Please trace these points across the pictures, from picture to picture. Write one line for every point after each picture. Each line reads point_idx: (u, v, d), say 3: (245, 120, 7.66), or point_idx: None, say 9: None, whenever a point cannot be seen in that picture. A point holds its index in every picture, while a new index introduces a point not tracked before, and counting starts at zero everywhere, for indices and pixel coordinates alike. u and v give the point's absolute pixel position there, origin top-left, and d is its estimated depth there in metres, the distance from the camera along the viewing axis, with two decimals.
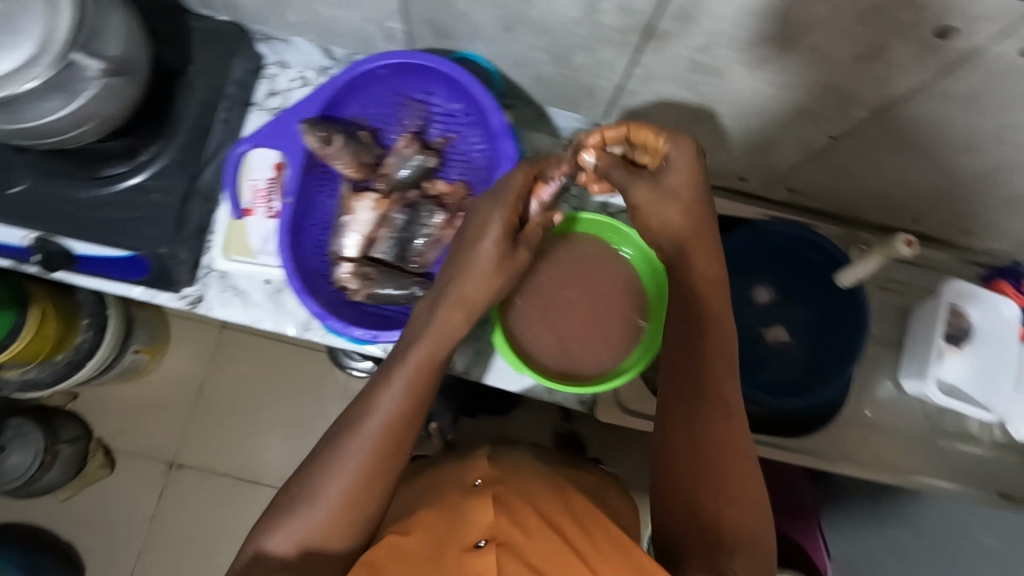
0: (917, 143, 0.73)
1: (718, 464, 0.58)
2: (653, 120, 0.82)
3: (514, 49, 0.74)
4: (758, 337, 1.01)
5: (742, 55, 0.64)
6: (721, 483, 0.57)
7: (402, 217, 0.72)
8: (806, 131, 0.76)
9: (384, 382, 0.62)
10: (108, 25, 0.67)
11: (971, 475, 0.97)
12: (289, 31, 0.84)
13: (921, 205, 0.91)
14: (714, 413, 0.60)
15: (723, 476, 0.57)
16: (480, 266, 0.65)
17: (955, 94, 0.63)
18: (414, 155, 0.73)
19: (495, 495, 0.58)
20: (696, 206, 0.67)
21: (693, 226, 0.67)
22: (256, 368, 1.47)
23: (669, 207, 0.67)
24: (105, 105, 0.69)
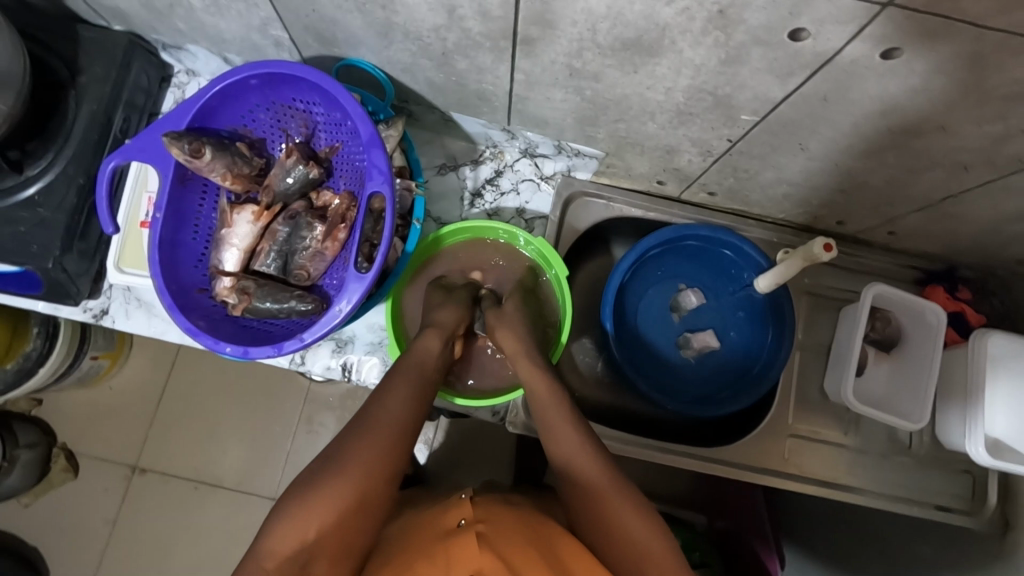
0: (810, 144, 0.71)
1: (625, 522, 0.61)
2: (555, 122, 0.81)
3: (398, 55, 0.73)
4: (683, 342, 1.01)
5: (611, 60, 0.62)
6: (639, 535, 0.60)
7: (284, 230, 0.73)
8: (700, 134, 0.75)
9: (359, 431, 0.65)
10: None
11: (918, 485, 0.94)
12: (184, 39, 0.83)
13: (843, 209, 0.88)
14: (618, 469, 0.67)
15: (641, 538, 0.59)
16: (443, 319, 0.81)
17: (829, 98, 0.61)
18: (295, 165, 0.72)
19: (479, 532, 0.59)
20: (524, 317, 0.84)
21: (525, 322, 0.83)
22: (208, 373, 1.46)
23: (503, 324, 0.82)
24: None
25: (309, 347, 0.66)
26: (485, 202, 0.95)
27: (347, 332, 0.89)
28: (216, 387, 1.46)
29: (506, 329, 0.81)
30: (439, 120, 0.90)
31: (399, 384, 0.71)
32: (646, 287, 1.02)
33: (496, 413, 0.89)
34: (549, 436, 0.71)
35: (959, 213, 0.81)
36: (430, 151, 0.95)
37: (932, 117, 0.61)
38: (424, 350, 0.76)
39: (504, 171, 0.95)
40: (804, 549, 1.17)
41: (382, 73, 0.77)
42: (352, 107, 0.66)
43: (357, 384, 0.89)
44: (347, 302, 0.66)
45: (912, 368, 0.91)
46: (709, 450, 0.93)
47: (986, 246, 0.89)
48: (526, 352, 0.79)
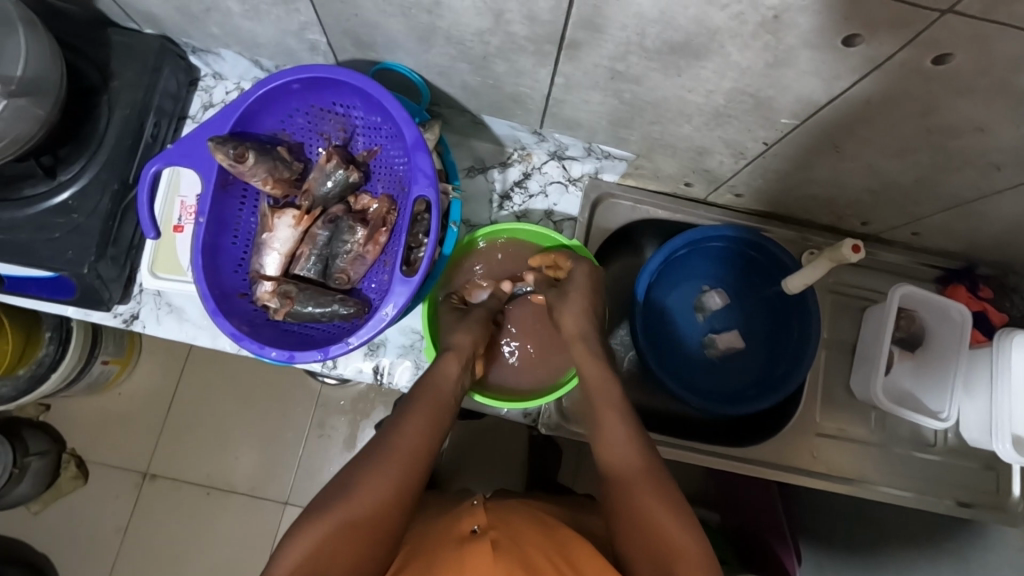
0: (844, 145, 0.72)
1: (652, 512, 0.62)
2: (587, 124, 0.82)
3: (437, 59, 0.73)
4: (710, 341, 1.03)
5: (655, 63, 0.63)
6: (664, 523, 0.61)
7: (324, 233, 0.73)
8: (735, 135, 0.75)
9: (376, 455, 0.66)
10: (7, 48, 0.68)
11: (939, 480, 0.96)
12: (216, 43, 0.83)
13: (870, 208, 0.89)
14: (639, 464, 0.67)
15: (664, 524, 0.61)
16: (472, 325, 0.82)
17: (871, 100, 0.62)
18: (335, 169, 0.72)
19: (494, 540, 0.61)
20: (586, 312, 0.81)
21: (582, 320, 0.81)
22: (223, 378, 1.45)
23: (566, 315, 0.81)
24: (13, 127, 0.68)
25: (354, 351, 0.66)
26: (514, 204, 0.95)
27: (379, 336, 0.89)
28: (230, 391, 1.45)
29: (565, 306, 0.81)
30: (469, 123, 0.90)
31: (418, 413, 0.71)
32: (672, 287, 1.03)
33: (527, 414, 0.89)
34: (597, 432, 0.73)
35: (987, 212, 0.82)
36: (458, 154, 0.95)
37: (970, 119, 0.62)
38: (442, 377, 0.75)
39: (532, 173, 0.95)
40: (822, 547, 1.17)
41: (418, 77, 0.77)
42: (397, 111, 0.66)
43: (390, 387, 0.89)
44: (393, 305, 0.66)
45: (936, 365, 0.93)
46: (738, 451, 0.94)
47: (1010, 244, 0.91)
48: (582, 335, 0.80)
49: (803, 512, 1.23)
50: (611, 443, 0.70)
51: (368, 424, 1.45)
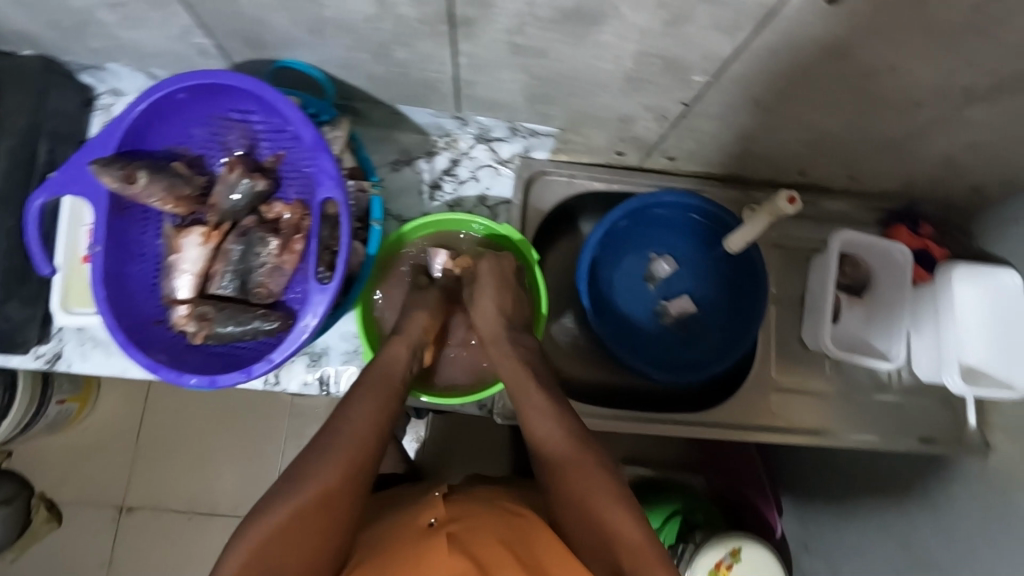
0: (764, 97, 0.70)
1: (603, 509, 0.60)
2: (505, 104, 0.79)
3: (334, 52, 0.69)
4: (661, 310, 1.02)
5: (554, 32, 0.60)
6: (614, 523, 0.59)
7: (236, 248, 0.68)
8: (655, 99, 0.73)
9: (315, 448, 0.63)
10: None
11: (902, 417, 0.97)
12: (101, 57, 0.78)
13: (804, 159, 0.88)
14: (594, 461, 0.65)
15: (609, 517, 0.60)
16: (417, 315, 0.79)
17: (777, 49, 0.60)
18: (239, 179, 0.68)
19: (451, 533, 0.60)
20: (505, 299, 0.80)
21: (505, 314, 0.79)
22: (188, 402, 1.41)
23: (484, 302, 0.80)
24: None
25: (279, 367, 0.63)
26: (445, 193, 0.92)
27: (319, 345, 0.86)
28: (195, 414, 1.41)
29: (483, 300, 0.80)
30: (386, 115, 0.87)
31: (365, 400, 0.68)
32: (620, 256, 1.02)
33: (483, 406, 0.88)
34: (537, 430, 0.69)
35: (917, 150, 0.82)
36: (382, 147, 0.91)
37: (880, 60, 0.60)
38: (392, 362, 0.74)
39: (460, 160, 0.92)
40: (808, 493, 1.18)
41: (318, 72, 0.73)
42: (291, 112, 0.62)
43: (337, 395, 0.87)
44: (314, 315, 0.63)
45: (888, 306, 0.92)
46: (695, 415, 0.94)
47: (945, 178, 0.90)
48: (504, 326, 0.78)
49: (792, 461, 1.24)
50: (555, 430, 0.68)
51: None
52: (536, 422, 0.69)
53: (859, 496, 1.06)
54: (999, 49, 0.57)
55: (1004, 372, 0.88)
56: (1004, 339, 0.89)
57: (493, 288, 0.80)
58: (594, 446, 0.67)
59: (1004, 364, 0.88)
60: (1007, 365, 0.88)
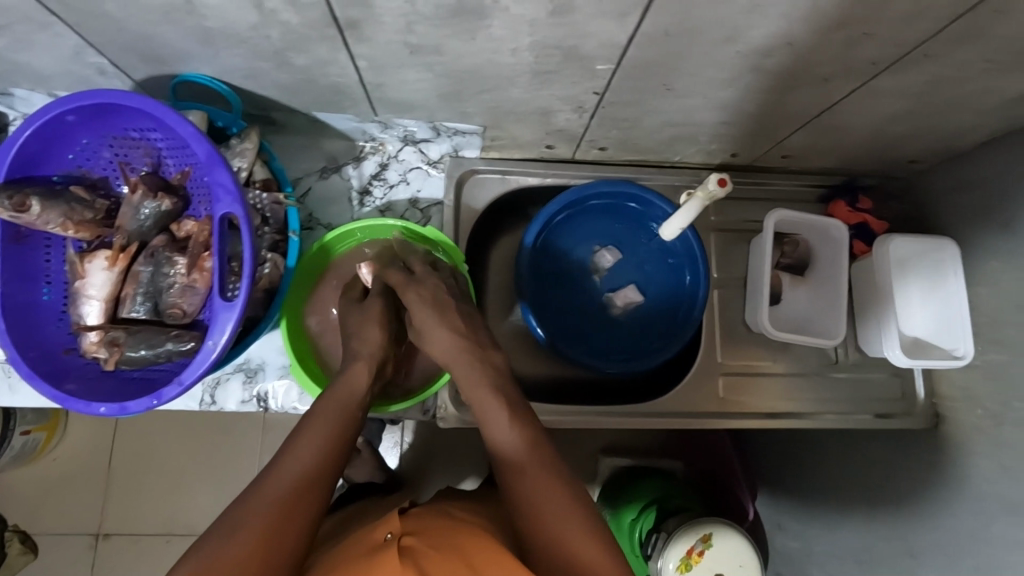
0: (675, 82, 0.69)
1: (566, 537, 0.56)
2: (421, 104, 0.77)
3: (231, 63, 0.67)
4: (608, 302, 1.01)
5: (444, 29, 0.59)
6: (582, 560, 0.54)
7: (146, 270, 0.67)
8: (567, 90, 0.72)
9: (263, 480, 0.57)
10: None
11: (856, 392, 0.97)
12: (5, 84, 0.76)
13: (735, 140, 0.87)
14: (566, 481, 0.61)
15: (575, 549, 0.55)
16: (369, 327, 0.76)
17: (672, 32, 0.58)
18: (142, 200, 0.67)
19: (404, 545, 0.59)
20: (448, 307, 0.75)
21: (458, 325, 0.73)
22: (159, 423, 1.39)
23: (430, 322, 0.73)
24: None
25: (190, 389, 0.62)
26: (375, 199, 0.91)
27: (254, 361, 0.85)
28: (163, 436, 1.39)
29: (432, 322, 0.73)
30: (307, 123, 0.85)
31: (320, 423, 0.63)
32: (563, 250, 1.00)
33: (426, 411, 0.87)
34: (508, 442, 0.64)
35: (843, 125, 0.81)
36: (307, 155, 0.89)
37: (779, 38, 0.59)
38: (351, 383, 0.69)
39: (389, 163, 0.91)
40: (787, 471, 1.18)
41: (222, 85, 0.72)
42: (182, 129, 0.60)
43: (277, 411, 0.85)
44: (220, 334, 0.61)
45: (828, 285, 0.92)
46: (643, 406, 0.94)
47: (877, 149, 0.89)
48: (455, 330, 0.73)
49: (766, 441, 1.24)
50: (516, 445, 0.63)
51: None
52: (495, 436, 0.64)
53: (829, 472, 1.06)
54: (892, 19, 0.56)
55: (945, 343, 0.88)
56: (947, 305, 0.88)
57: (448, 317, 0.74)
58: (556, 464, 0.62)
59: (945, 335, 0.88)
60: (947, 336, 0.88)
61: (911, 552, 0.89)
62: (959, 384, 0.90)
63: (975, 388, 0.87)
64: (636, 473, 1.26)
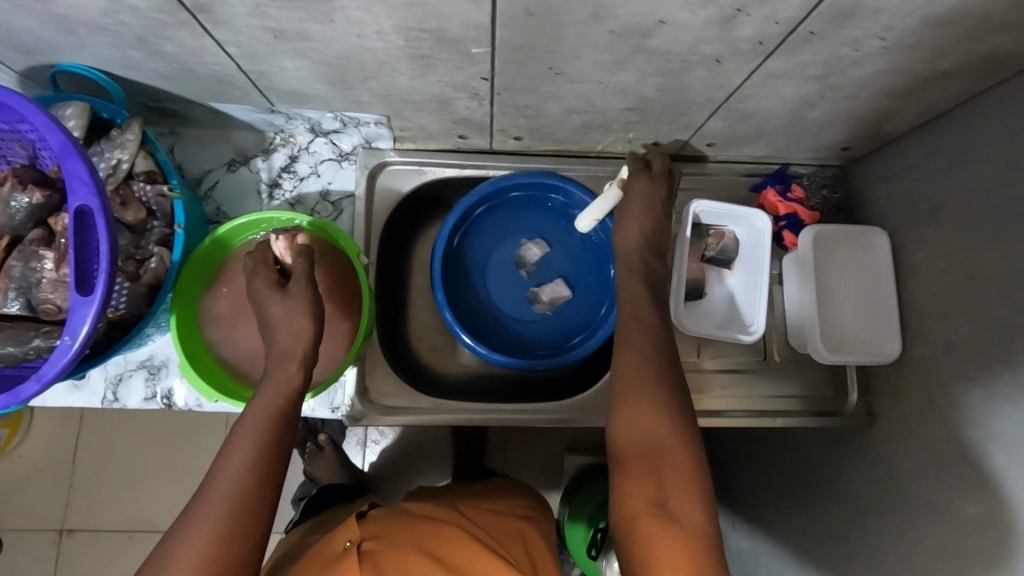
0: (561, 66, 0.66)
1: (648, 431, 0.60)
2: (314, 93, 0.75)
3: (101, 51, 0.66)
4: (535, 297, 0.98)
5: (297, 12, 0.57)
6: (659, 449, 0.59)
7: (16, 265, 0.65)
8: (453, 76, 0.69)
9: (191, 509, 0.56)
10: None
11: (792, 387, 0.93)
12: None
13: (651, 127, 0.84)
14: (652, 376, 0.64)
15: (661, 455, 0.58)
16: (294, 316, 0.69)
17: (533, 13, 0.56)
18: (12, 193, 0.66)
19: (364, 552, 0.67)
20: (650, 211, 0.79)
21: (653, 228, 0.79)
22: (119, 422, 1.39)
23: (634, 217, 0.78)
24: None
25: (51, 387, 0.60)
26: (285, 191, 0.89)
27: (158, 358, 0.83)
28: (123, 434, 1.39)
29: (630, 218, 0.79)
30: (209, 116, 0.83)
31: (243, 437, 0.61)
32: (488, 245, 0.98)
33: (334, 408, 0.86)
34: (619, 346, 0.68)
35: (754, 109, 0.77)
36: (214, 148, 0.88)
37: (650, 15, 0.56)
38: (282, 382, 0.66)
39: (299, 155, 0.89)
40: (747, 470, 1.14)
41: (100, 74, 0.70)
42: (35, 118, 0.59)
43: (181, 409, 0.84)
44: (75, 330, 0.59)
45: (751, 277, 0.89)
46: (562, 403, 0.91)
47: (800, 135, 0.86)
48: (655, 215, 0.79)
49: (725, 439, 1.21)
50: (655, 421, 0.60)
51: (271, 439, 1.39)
52: (620, 352, 0.68)
53: (782, 473, 1.03)
54: None
55: (870, 336, 0.84)
56: (873, 297, 0.85)
57: (641, 213, 0.78)
58: (667, 380, 0.64)
59: (871, 328, 0.84)
60: (872, 329, 0.84)
61: (845, 555, 0.85)
62: (888, 379, 0.86)
63: (902, 385, 0.82)
64: (598, 472, 1.30)
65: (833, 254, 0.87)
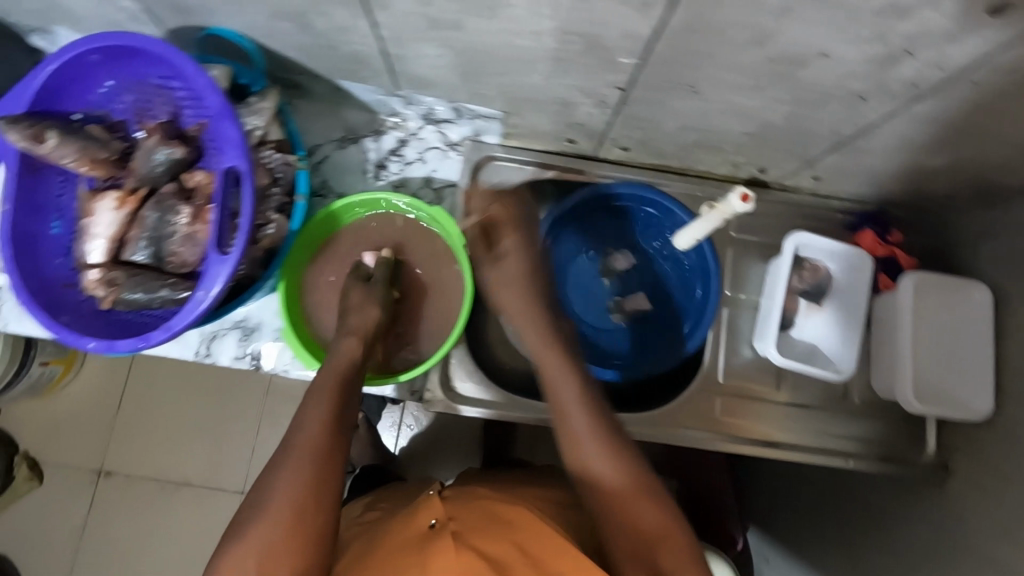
0: (700, 83, 0.66)
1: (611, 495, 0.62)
2: (440, 82, 0.76)
3: (254, 17, 0.67)
4: (614, 306, 0.98)
5: (463, 5, 0.58)
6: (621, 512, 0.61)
7: (151, 216, 0.68)
8: (588, 82, 0.70)
9: (276, 461, 0.60)
10: None
11: (865, 430, 0.91)
12: (45, 21, 0.78)
13: (762, 153, 0.84)
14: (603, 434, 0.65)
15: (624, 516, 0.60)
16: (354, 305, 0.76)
17: (697, 31, 0.56)
18: (157, 147, 0.68)
19: (453, 530, 0.64)
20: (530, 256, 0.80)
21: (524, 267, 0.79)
22: (170, 373, 1.42)
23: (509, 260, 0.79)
24: None
25: (178, 336, 0.62)
26: (390, 173, 0.90)
27: (252, 320, 0.86)
28: (173, 387, 1.41)
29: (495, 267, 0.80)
30: (330, 91, 0.85)
31: (318, 399, 0.65)
32: (573, 252, 0.98)
33: (413, 392, 0.87)
34: (551, 394, 0.70)
35: (876, 148, 0.76)
36: (327, 122, 0.89)
37: (815, 44, 0.56)
38: (343, 352, 0.71)
39: (409, 140, 0.90)
40: (787, 507, 1.12)
41: (248, 41, 0.72)
42: (197, 78, 0.61)
43: (268, 372, 0.86)
44: (212, 286, 0.61)
45: (841, 316, 0.88)
46: (637, 415, 0.91)
47: (910, 180, 0.85)
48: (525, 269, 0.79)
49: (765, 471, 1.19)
50: (603, 464, 0.63)
51: None
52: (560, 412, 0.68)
53: (828, 515, 1.00)
54: (935, 35, 0.52)
55: (968, 397, 0.80)
56: (974, 355, 0.82)
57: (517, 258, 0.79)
58: (614, 437, 0.65)
59: (969, 389, 0.81)
60: (972, 391, 0.80)
61: None
62: (970, 437, 0.84)
63: (986, 445, 0.81)
64: None
65: (943, 307, 0.83)
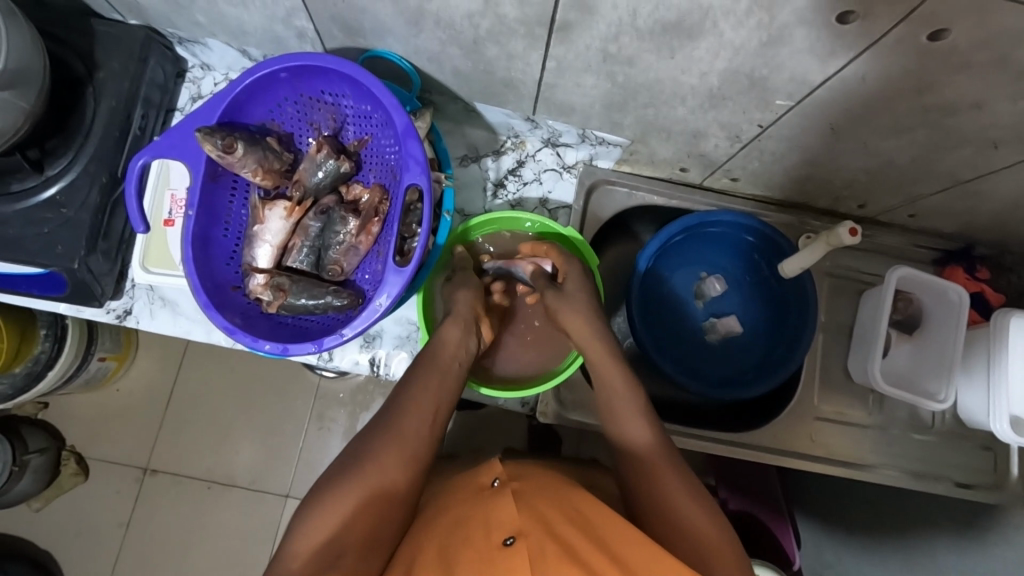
0: (842, 124, 0.71)
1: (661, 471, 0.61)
2: (581, 109, 0.81)
3: (427, 44, 0.72)
4: (709, 327, 1.03)
5: (648, 44, 0.62)
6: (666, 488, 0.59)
7: (315, 225, 0.72)
8: (730, 118, 0.74)
9: (381, 425, 0.65)
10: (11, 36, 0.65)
11: (947, 456, 0.95)
12: (202, 32, 0.81)
13: (869, 190, 0.88)
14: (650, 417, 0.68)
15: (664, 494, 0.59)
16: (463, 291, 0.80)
17: (867, 79, 0.61)
18: (325, 160, 0.71)
19: (515, 489, 0.60)
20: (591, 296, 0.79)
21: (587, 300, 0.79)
22: (218, 373, 1.37)
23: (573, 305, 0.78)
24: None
25: (348, 342, 0.66)
26: (508, 192, 0.94)
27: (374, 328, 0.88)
28: (223, 386, 1.36)
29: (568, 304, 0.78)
30: (462, 111, 0.89)
31: (423, 380, 0.70)
32: (670, 273, 1.02)
33: (525, 403, 0.88)
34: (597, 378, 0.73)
35: (985, 192, 0.81)
36: (451, 142, 0.93)
37: (973, 96, 0.61)
38: (446, 341, 0.74)
39: (526, 161, 0.94)
40: (838, 530, 1.12)
41: (407, 63, 0.76)
42: (384, 98, 0.64)
43: (387, 377, 0.88)
44: (387, 295, 0.65)
45: (935, 346, 0.91)
46: (739, 434, 0.93)
47: (1005, 225, 0.89)
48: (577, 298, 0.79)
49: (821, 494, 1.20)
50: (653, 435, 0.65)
51: (366, 416, 1.36)
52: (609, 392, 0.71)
53: (890, 535, 1.02)
54: None
55: None
56: None
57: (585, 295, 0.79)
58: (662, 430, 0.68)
59: None
60: None
61: None
62: None
63: None
64: None
65: None
